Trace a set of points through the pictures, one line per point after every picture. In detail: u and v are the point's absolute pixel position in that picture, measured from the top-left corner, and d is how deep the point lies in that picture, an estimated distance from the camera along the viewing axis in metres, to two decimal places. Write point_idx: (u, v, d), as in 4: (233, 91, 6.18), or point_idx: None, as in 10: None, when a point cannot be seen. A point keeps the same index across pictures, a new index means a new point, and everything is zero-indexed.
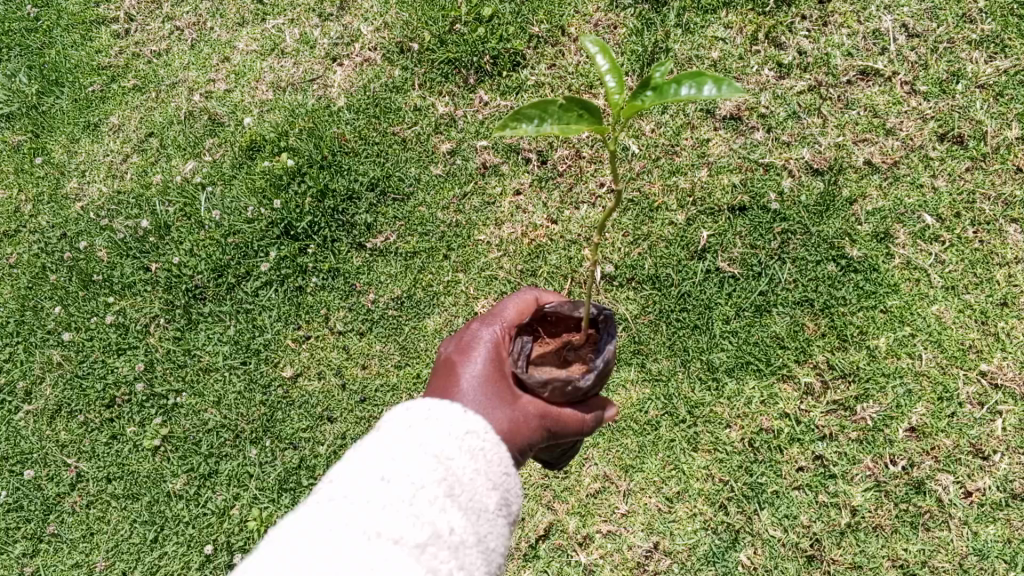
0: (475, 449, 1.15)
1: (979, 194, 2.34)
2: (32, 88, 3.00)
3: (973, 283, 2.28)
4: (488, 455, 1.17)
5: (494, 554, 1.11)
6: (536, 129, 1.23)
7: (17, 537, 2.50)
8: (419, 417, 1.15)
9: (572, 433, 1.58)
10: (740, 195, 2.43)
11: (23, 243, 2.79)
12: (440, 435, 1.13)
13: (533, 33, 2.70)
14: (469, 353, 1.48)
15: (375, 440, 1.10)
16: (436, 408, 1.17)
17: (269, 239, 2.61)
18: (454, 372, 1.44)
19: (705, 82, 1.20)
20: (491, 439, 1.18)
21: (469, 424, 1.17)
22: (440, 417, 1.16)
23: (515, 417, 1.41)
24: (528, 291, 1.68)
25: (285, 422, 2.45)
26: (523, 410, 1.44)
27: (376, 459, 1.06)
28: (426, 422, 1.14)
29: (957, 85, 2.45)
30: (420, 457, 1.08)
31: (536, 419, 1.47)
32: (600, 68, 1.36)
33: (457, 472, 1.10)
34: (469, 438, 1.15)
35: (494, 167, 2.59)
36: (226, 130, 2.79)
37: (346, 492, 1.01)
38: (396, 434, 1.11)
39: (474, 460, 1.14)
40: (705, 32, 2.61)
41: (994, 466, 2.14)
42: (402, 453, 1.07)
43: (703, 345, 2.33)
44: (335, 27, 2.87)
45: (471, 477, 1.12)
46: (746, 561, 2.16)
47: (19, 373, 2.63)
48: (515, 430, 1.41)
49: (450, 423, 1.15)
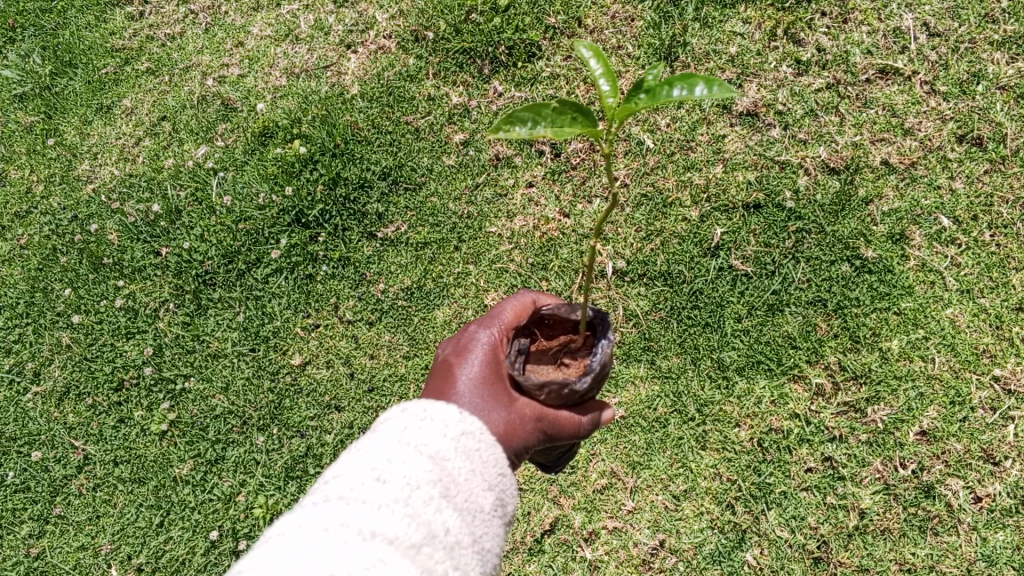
0: (470, 450, 1.14)
1: (997, 197, 2.31)
2: (46, 69, 2.99)
3: (988, 287, 2.25)
4: (483, 455, 1.16)
5: (489, 555, 1.10)
6: (529, 132, 1.24)
7: (23, 518, 2.51)
8: (414, 418, 1.14)
9: (568, 436, 1.56)
10: (755, 192, 2.41)
11: (34, 224, 2.79)
12: (435, 436, 1.12)
13: (549, 24, 2.67)
14: (466, 356, 1.47)
15: (371, 441, 1.09)
16: (432, 410, 1.16)
17: (280, 226, 2.60)
18: (452, 376, 1.43)
19: (697, 84, 1.25)
20: (486, 441, 1.17)
21: (465, 425, 1.16)
22: (435, 419, 1.14)
23: (511, 420, 1.40)
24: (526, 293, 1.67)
25: (293, 410, 2.45)
26: (519, 412, 1.43)
27: (372, 460, 1.05)
28: (422, 423, 1.13)
29: (977, 86, 2.41)
30: (415, 457, 1.07)
31: (534, 422, 1.46)
32: (595, 72, 1.42)
33: (452, 473, 1.09)
34: (463, 439, 1.14)
35: (507, 158, 2.57)
36: (239, 115, 2.78)
37: (342, 492, 1.00)
38: (392, 436, 1.10)
39: (469, 461, 1.13)
40: (723, 26, 2.58)
41: (1006, 472, 2.12)
42: (398, 454, 1.07)
43: (714, 343, 2.31)
44: (350, 14, 2.85)
45: (466, 478, 1.11)
46: (752, 561, 2.15)
47: (28, 355, 2.64)
48: (510, 432, 1.39)
49: (445, 424, 1.14)
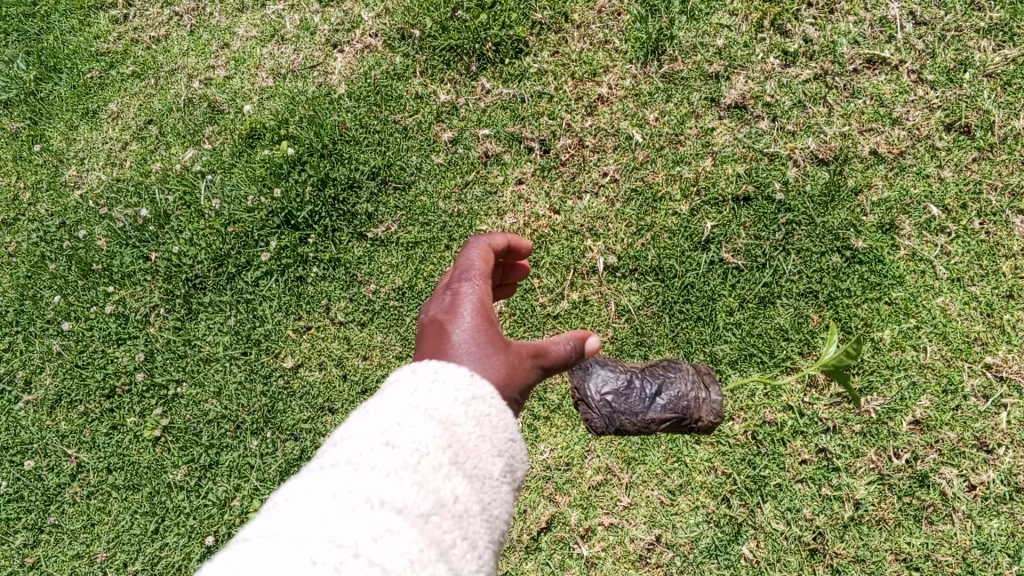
0: (481, 416, 1.03)
1: (986, 184, 2.31)
2: (30, 75, 2.97)
3: (978, 276, 2.25)
4: (494, 421, 1.05)
5: (499, 523, 1.02)
6: None
7: (18, 527, 2.50)
8: (424, 380, 1.03)
9: (558, 366, 1.41)
10: (744, 185, 2.40)
11: (22, 232, 2.77)
12: (445, 399, 1.01)
13: (535, 20, 2.66)
14: (456, 314, 1.27)
15: (379, 402, 1.00)
16: (443, 371, 1.05)
17: (270, 228, 2.58)
18: (443, 335, 1.22)
19: None
20: (497, 404, 1.06)
21: (476, 389, 1.05)
22: (446, 381, 1.03)
23: (511, 362, 1.22)
24: (483, 237, 1.51)
25: (286, 413, 2.44)
26: (516, 354, 1.25)
27: (380, 422, 0.96)
28: (431, 384, 1.03)
29: (964, 74, 2.41)
30: (424, 422, 0.97)
31: (530, 360, 1.29)
32: None
33: (462, 439, 0.99)
34: (475, 404, 1.03)
35: (496, 156, 2.56)
36: (225, 117, 2.77)
37: (349, 456, 0.92)
38: (400, 396, 1.00)
39: (480, 427, 1.02)
40: (710, 19, 2.57)
41: (999, 459, 2.13)
42: (407, 416, 0.97)
43: (706, 337, 2.31)
44: (335, 13, 2.83)
45: (476, 443, 1.01)
46: (749, 554, 2.15)
47: (18, 363, 2.63)
48: (513, 376, 1.21)
49: (456, 387, 1.03)
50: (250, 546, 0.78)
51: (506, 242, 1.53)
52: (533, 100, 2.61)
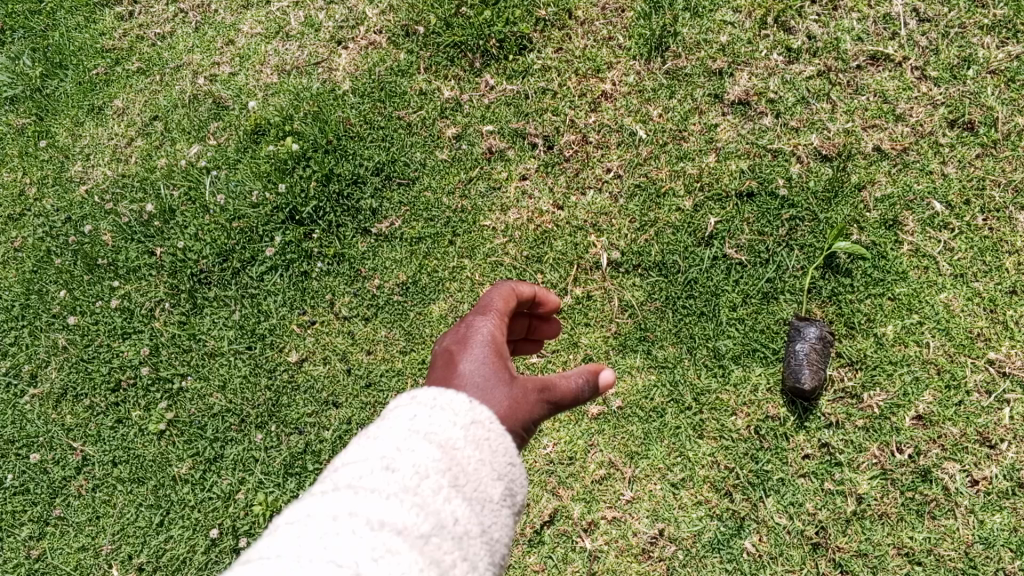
0: (479, 439, 1.04)
1: (989, 180, 2.31)
2: (36, 71, 2.98)
3: (982, 271, 2.26)
4: (493, 444, 1.05)
5: (499, 546, 1.01)
6: None
7: (23, 520, 2.51)
8: (424, 406, 1.05)
9: (568, 404, 1.42)
10: (748, 181, 2.41)
11: (28, 227, 2.79)
12: (444, 425, 1.03)
13: (540, 16, 2.67)
14: (467, 345, 1.30)
15: (379, 428, 1.02)
16: (443, 396, 1.07)
17: (274, 223, 2.59)
18: (451, 365, 1.24)
19: None
20: (497, 429, 1.07)
21: (475, 414, 1.06)
22: (446, 405, 1.05)
23: (514, 395, 1.23)
24: (505, 281, 1.54)
25: (291, 407, 2.45)
26: (520, 387, 1.26)
27: (380, 446, 0.98)
28: (431, 410, 1.04)
29: (968, 70, 2.41)
30: (424, 446, 0.98)
31: (536, 394, 1.30)
32: None
33: (461, 463, 1.00)
34: (474, 428, 1.04)
35: (499, 151, 2.58)
36: (230, 113, 2.78)
37: (351, 480, 0.93)
38: (400, 421, 1.02)
39: (479, 450, 1.03)
40: (714, 16, 2.57)
41: (1001, 454, 2.13)
42: (407, 441, 0.98)
43: (709, 332, 2.31)
44: (340, 10, 2.84)
45: (475, 467, 1.01)
46: (752, 548, 2.15)
47: (25, 357, 2.64)
48: (517, 408, 1.22)
49: (455, 413, 1.04)
50: (252, 568, 0.79)
51: (529, 289, 1.58)
52: (537, 96, 2.62)
